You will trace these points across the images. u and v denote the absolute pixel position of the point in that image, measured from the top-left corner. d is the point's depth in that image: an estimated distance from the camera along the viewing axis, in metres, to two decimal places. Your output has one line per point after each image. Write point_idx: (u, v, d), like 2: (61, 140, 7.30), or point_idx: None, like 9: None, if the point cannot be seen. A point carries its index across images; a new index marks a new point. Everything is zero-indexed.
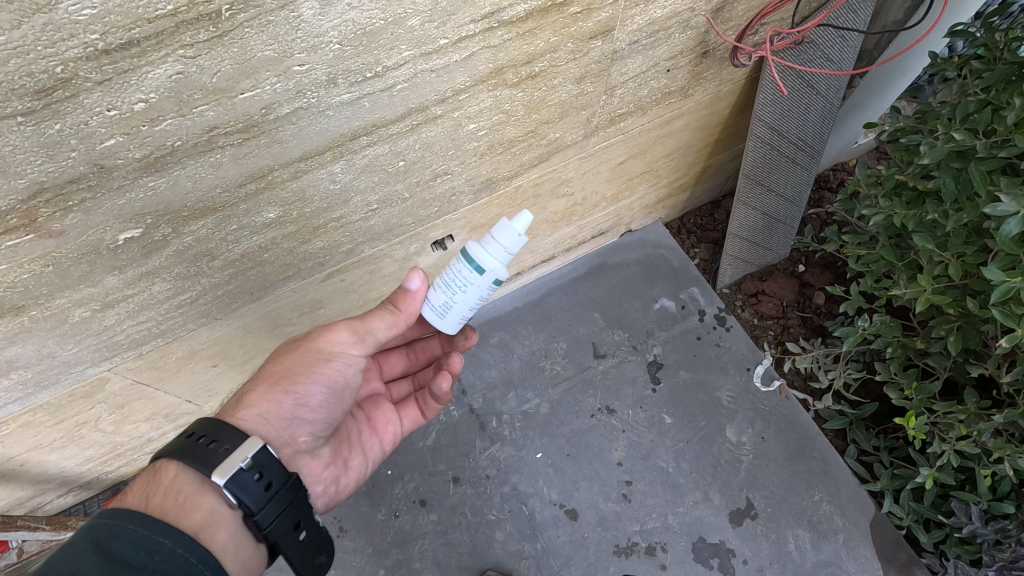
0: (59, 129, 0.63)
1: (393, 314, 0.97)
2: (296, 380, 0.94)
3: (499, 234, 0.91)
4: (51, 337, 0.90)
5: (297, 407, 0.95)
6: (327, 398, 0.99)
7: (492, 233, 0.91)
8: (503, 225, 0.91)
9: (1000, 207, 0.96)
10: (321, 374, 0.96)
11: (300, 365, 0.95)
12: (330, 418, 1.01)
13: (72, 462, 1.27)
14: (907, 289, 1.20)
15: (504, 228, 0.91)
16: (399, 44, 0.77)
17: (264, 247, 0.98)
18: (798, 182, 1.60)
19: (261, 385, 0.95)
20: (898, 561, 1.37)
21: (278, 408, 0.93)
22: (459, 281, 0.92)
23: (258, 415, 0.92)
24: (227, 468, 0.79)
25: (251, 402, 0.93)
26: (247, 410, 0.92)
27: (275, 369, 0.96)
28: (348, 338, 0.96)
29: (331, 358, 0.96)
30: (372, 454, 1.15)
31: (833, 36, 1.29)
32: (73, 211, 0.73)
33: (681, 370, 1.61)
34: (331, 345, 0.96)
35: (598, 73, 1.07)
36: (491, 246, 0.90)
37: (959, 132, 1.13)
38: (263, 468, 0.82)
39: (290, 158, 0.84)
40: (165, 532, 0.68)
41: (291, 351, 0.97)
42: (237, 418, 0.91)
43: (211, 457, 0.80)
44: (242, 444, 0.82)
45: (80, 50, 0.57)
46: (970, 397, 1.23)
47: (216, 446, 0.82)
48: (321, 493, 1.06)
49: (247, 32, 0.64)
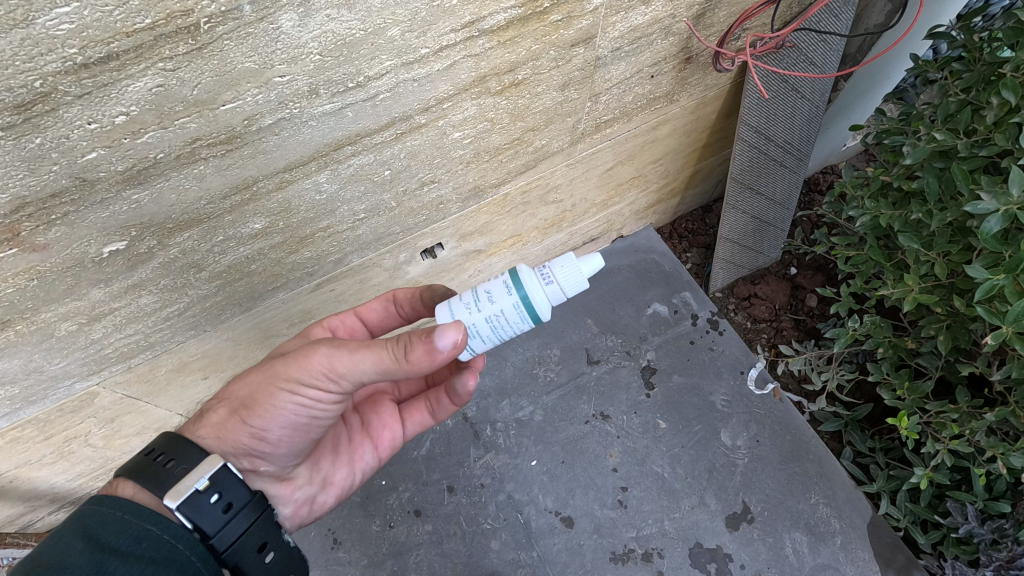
0: (40, 143, 0.63)
1: (390, 356, 0.79)
2: (255, 415, 0.89)
3: (568, 289, 0.87)
4: (38, 352, 0.90)
5: (255, 439, 0.92)
6: (289, 435, 0.94)
7: (554, 274, 0.87)
8: (573, 274, 0.87)
9: (980, 206, 0.97)
10: (281, 413, 0.89)
11: (263, 398, 0.89)
12: (293, 448, 0.98)
13: (63, 479, 1.26)
14: (895, 288, 1.21)
15: (574, 280, 0.87)
16: (380, 54, 0.78)
17: (251, 258, 0.98)
18: (788, 187, 1.61)
19: (225, 405, 0.92)
20: (897, 563, 1.36)
21: (235, 434, 0.91)
22: (510, 327, 0.88)
23: (216, 437, 0.91)
24: (181, 489, 0.77)
25: (213, 421, 0.92)
26: (208, 429, 0.91)
27: (241, 392, 0.91)
28: (316, 377, 0.85)
29: (292, 397, 0.87)
30: (361, 464, 1.15)
31: (816, 40, 1.31)
32: (56, 224, 0.73)
33: (675, 375, 1.61)
34: (298, 385, 0.86)
35: (581, 80, 1.08)
36: (557, 295, 0.87)
37: (940, 133, 1.14)
38: (222, 489, 0.81)
39: (275, 169, 0.84)
40: (152, 519, 0.72)
41: (260, 378, 0.90)
42: (198, 435, 0.92)
43: (164, 480, 0.78)
44: (200, 465, 0.81)
45: (59, 64, 0.57)
46: (962, 396, 1.23)
47: (173, 464, 0.80)
48: (291, 514, 1.07)
49: (227, 44, 0.65)
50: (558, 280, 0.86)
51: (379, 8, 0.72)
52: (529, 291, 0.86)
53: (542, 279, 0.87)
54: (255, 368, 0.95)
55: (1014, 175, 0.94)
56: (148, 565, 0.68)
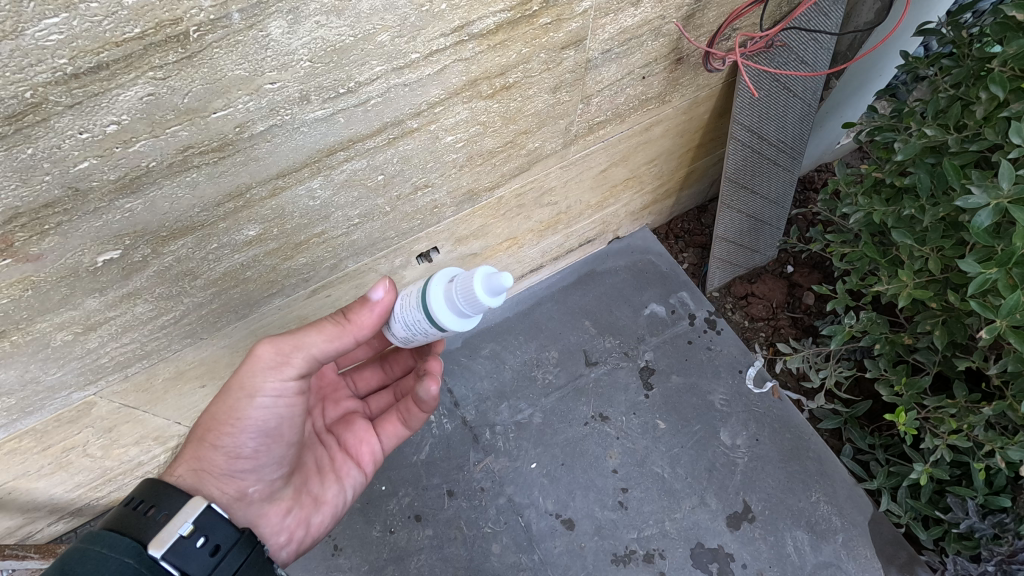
0: (32, 154, 0.63)
1: (337, 326, 0.94)
2: (222, 434, 0.94)
3: (463, 296, 0.90)
4: (34, 363, 0.90)
5: (231, 457, 0.96)
6: (262, 444, 0.98)
7: (459, 283, 0.91)
8: (468, 284, 0.90)
9: (970, 200, 0.98)
10: (248, 422, 0.93)
11: (225, 414, 0.93)
12: (271, 458, 1.01)
13: (62, 489, 1.26)
14: (889, 284, 1.21)
15: (468, 290, 0.89)
16: (370, 60, 0.78)
17: (246, 265, 0.98)
18: (781, 187, 1.62)
19: (193, 438, 0.96)
20: (899, 560, 1.36)
21: (212, 459, 0.95)
22: (413, 321, 0.96)
23: (194, 471, 0.95)
24: (165, 536, 0.78)
25: (187, 457, 0.96)
26: (184, 467, 0.95)
27: (203, 421, 0.95)
28: (269, 371, 0.91)
29: (253, 398, 0.92)
30: (348, 479, 1.19)
31: (806, 39, 1.32)
32: (50, 234, 0.73)
33: (673, 375, 1.61)
34: (253, 387, 0.91)
35: (572, 83, 1.09)
36: (451, 296, 0.92)
37: (931, 128, 1.15)
38: (208, 532, 0.81)
39: (268, 175, 0.84)
40: (131, 552, 0.75)
41: (215, 400, 0.94)
42: (176, 475, 0.95)
43: (147, 528, 0.78)
44: (182, 509, 0.81)
45: (48, 75, 0.57)
46: (961, 391, 1.23)
47: (154, 512, 0.80)
48: (288, 540, 1.10)
49: (217, 52, 0.65)
50: (455, 284, 0.91)
51: (368, 13, 0.72)
52: (430, 288, 0.94)
53: (450, 283, 0.93)
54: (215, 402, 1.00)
55: (1003, 169, 0.94)
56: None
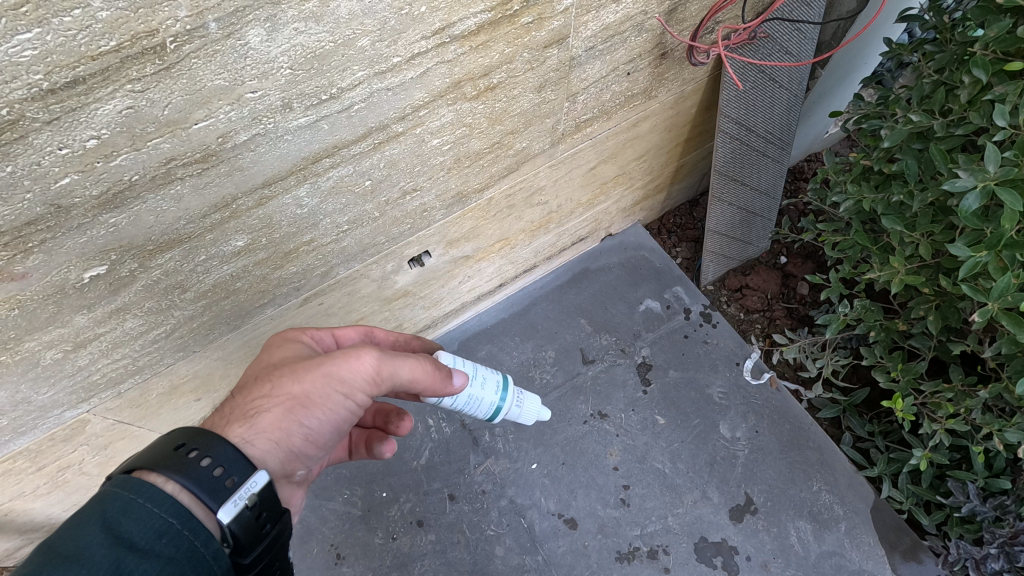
0: (11, 171, 0.63)
1: (429, 372, 0.93)
2: (311, 415, 0.87)
3: (521, 413, 1.14)
4: (24, 382, 0.89)
5: (306, 440, 0.89)
6: (332, 435, 0.94)
7: (523, 401, 1.14)
8: (529, 408, 1.16)
9: (958, 183, 0.98)
10: (336, 412, 0.90)
11: (321, 397, 0.88)
12: (327, 450, 0.97)
13: (60, 508, 1.25)
14: (881, 271, 1.21)
15: (525, 412, 1.15)
16: (352, 65, 0.78)
17: (235, 276, 0.97)
18: (772, 175, 1.62)
19: (272, 403, 0.86)
20: (902, 546, 1.36)
21: (290, 436, 0.87)
22: (472, 409, 1.07)
23: (270, 443, 0.85)
24: (234, 504, 0.74)
25: (263, 424, 0.85)
26: (258, 435, 0.84)
27: (291, 391, 0.87)
28: (370, 381, 0.89)
29: (347, 395, 0.89)
30: None
31: (789, 30, 1.32)
32: (34, 252, 0.72)
33: (671, 370, 1.61)
34: (351, 387, 0.89)
35: (558, 80, 1.09)
36: (514, 410, 1.13)
37: (917, 114, 1.15)
38: (262, 505, 0.77)
39: (253, 185, 0.84)
40: (176, 513, 0.68)
41: (310, 374, 0.87)
42: (244, 440, 0.84)
43: (208, 486, 0.73)
44: (251, 479, 0.76)
45: (24, 91, 0.57)
46: (956, 375, 1.23)
47: (220, 473, 0.75)
48: None
49: (195, 62, 0.65)
50: (524, 405, 1.14)
51: (346, 18, 0.72)
52: (506, 399, 1.09)
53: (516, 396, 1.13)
54: (288, 365, 0.90)
55: (990, 152, 0.94)
56: (166, 566, 0.65)
